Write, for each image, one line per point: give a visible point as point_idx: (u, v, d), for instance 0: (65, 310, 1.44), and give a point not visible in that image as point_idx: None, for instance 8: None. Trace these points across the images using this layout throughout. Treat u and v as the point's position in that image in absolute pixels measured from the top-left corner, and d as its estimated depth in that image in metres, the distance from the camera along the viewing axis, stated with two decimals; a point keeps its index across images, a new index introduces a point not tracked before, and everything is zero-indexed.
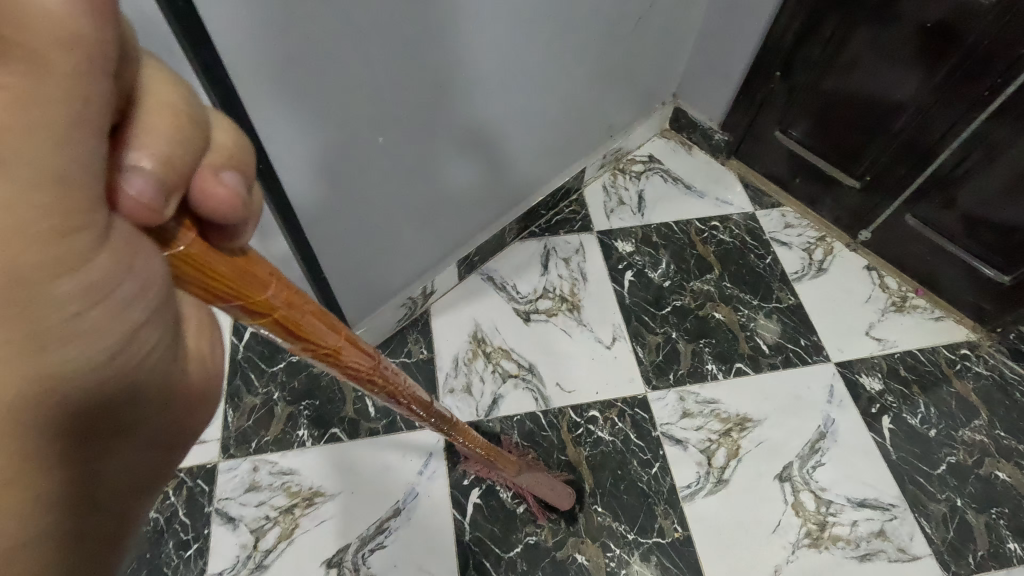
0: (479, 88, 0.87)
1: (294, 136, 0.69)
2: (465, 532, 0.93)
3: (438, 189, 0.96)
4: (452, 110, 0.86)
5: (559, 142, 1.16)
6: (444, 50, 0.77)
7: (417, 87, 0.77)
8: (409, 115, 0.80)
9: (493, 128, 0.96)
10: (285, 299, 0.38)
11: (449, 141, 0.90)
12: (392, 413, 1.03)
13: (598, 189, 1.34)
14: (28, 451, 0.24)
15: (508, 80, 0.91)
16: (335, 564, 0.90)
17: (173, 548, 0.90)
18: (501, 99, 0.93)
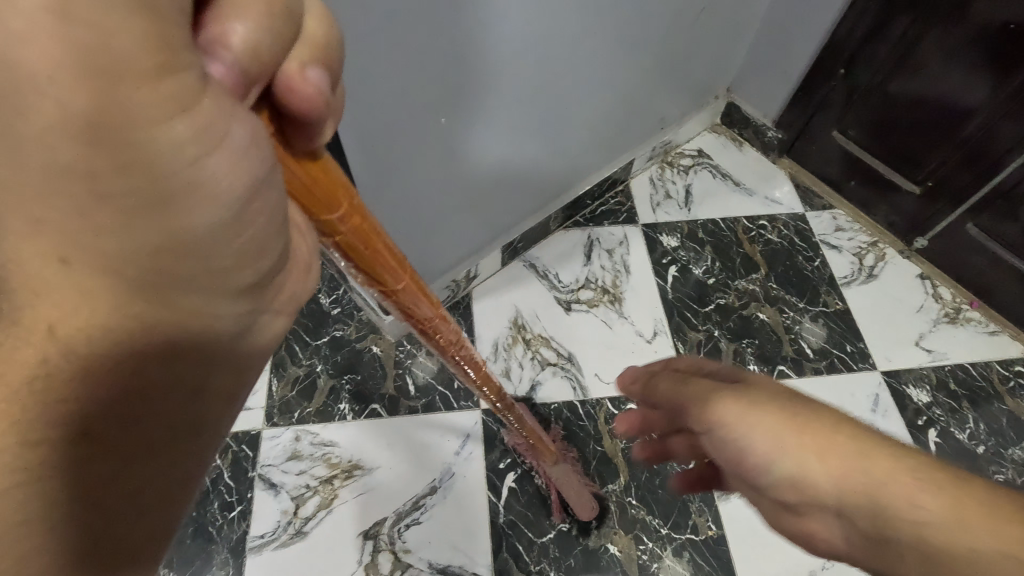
0: (538, 73, 0.87)
1: (360, 113, 0.70)
2: (500, 515, 0.94)
3: (489, 172, 0.97)
4: (510, 94, 0.86)
5: (609, 132, 1.15)
6: (508, 33, 0.77)
7: (479, 68, 0.77)
8: (469, 97, 0.80)
9: (547, 114, 0.96)
10: (353, 222, 0.41)
11: (504, 125, 0.90)
12: (431, 393, 1.04)
13: (644, 182, 1.32)
14: (128, 278, 0.28)
15: (566, 66, 0.90)
16: (371, 536, 0.92)
17: (218, 508, 0.93)
18: (558, 84, 0.92)
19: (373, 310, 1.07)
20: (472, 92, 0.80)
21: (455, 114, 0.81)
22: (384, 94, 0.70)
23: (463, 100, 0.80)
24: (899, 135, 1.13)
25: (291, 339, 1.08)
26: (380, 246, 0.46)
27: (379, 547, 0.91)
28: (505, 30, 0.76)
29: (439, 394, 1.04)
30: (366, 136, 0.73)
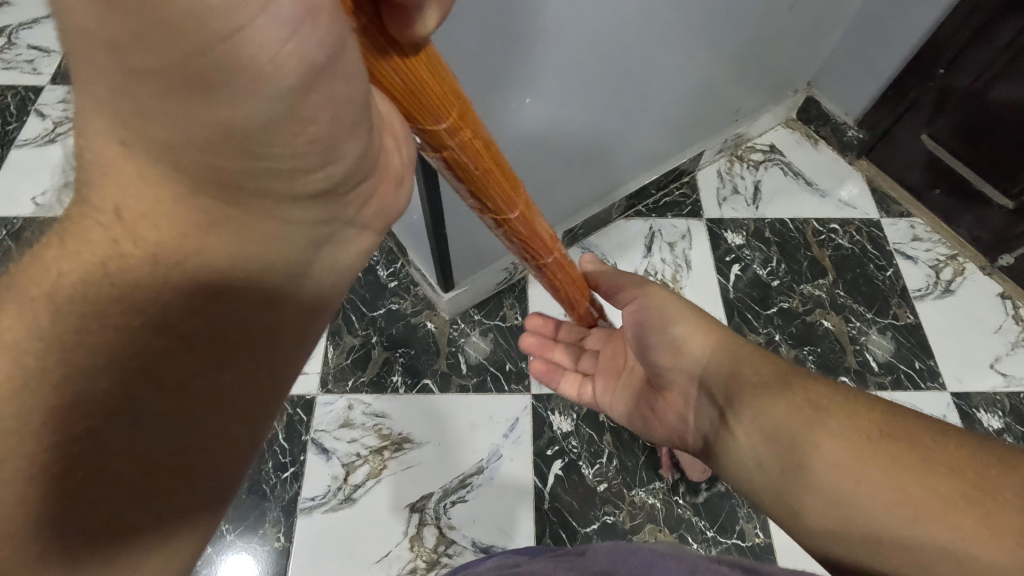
0: (623, 57, 0.84)
1: None
2: (545, 501, 0.95)
3: (561, 156, 0.95)
4: (592, 77, 0.83)
5: (682, 122, 1.11)
6: (600, 15, 0.74)
7: (566, 47, 0.74)
8: (553, 78, 0.78)
9: (626, 99, 0.93)
10: (455, 124, 0.41)
11: (581, 109, 0.88)
12: (483, 373, 1.04)
13: (711, 175, 1.28)
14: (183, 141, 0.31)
15: (652, 49, 0.86)
16: (417, 509, 0.93)
17: (272, 468, 0.96)
18: (640, 69, 0.88)
19: (430, 286, 1.07)
20: (556, 74, 0.78)
21: (536, 95, 0.79)
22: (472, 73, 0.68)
23: (546, 82, 0.78)
24: (997, 144, 1.05)
25: (348, 309, 1.09)
26: (495, 164, 0.47)
27: (425, 521, 0.92)
28: (598, 11, 0.73)
29: (491, 374, 1.04)
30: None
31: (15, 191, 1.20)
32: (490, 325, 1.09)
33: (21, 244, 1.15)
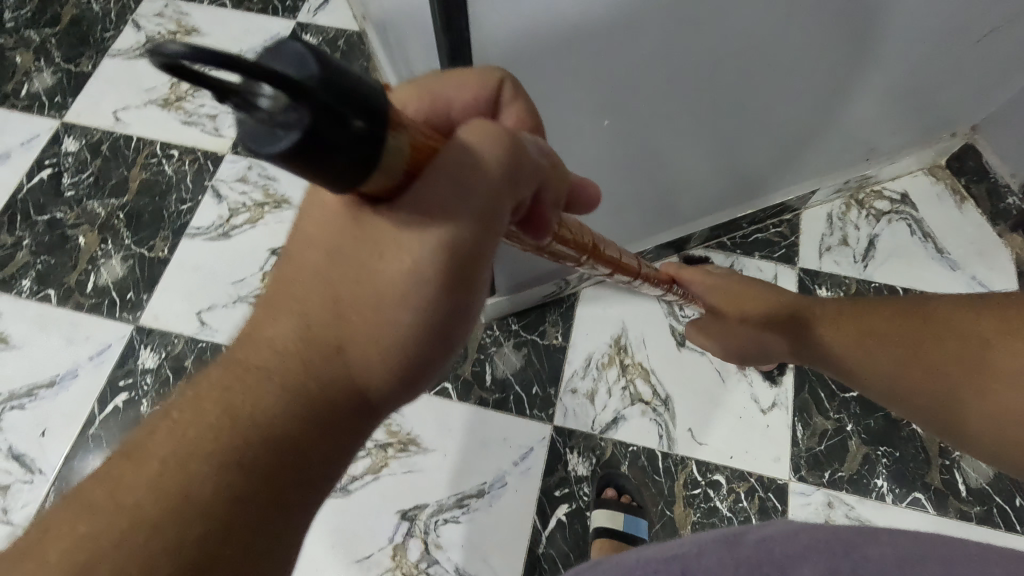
0: (735, 85, 0.69)
1: None
2: (539, 544, 0.88)
3: (636, 176, 0.83)
4: (693, 101, 0.70)
5: (793, 159, 0.94)
6: (711, 38, 0.59)
7: (669, 65, 0.62)
8: (645, 97, 0.66)
9: (734, 127, 0.78)
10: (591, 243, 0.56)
11: (669, 133, 0.75)
12: (506, 390, 0.97)
13: (818, 217, 1.10)
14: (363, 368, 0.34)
15: (780, 77, 0.70)
16: (408, 517, 0.90)
17: None
18: (758, 97, 0.73)
19: None
20: (642, 94, 0.65)
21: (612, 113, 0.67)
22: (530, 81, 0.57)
23: (628, 99, 0.65)
24: None
25: None
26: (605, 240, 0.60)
27: (413, 532, 0.89)
28: (719, 30, 0.59)
29: (514, 394, 0.97)
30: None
31: (100, 101, 1.22)
32: (526, 339, 1.00)
33: (97, 157, 1.18)
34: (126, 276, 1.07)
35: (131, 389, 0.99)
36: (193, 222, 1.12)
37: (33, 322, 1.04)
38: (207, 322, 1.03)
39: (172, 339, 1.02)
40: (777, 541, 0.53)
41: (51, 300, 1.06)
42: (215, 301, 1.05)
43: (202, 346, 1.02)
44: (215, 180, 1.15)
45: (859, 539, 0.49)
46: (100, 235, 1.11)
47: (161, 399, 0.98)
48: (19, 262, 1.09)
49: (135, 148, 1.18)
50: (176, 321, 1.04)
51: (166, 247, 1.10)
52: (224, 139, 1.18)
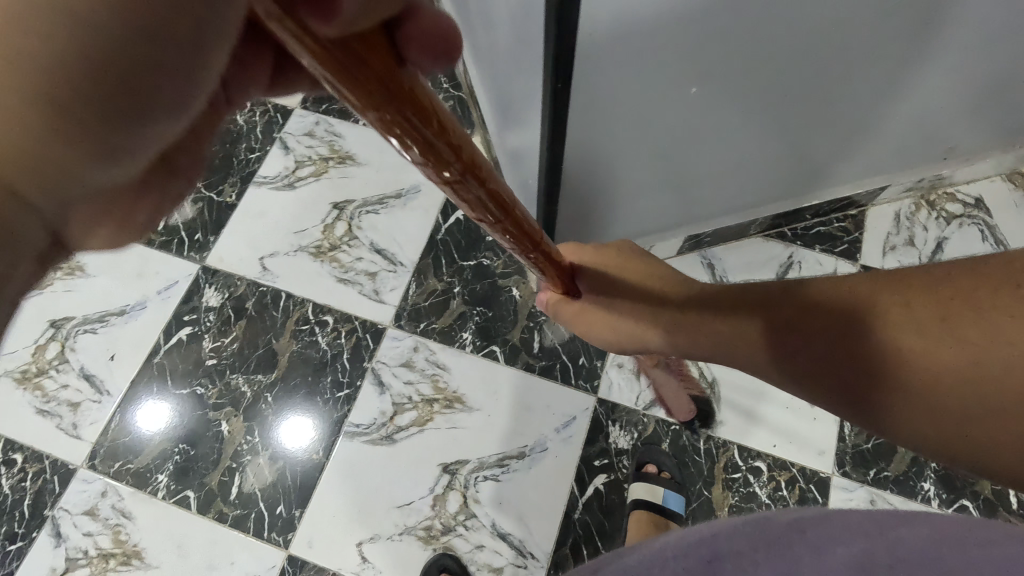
0: (827, 70, 0.68)
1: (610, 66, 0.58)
2: (576, 510, 0.90)
3: (709, 155, 0.82)
4: (782, 80, 0.68)
5: (867, 152, 0.92)
6: (817, 20, 0.58)
7: (770, 40, 0.60)
8: (736, 73, 0.64)
9: (817, 111, 0.76)
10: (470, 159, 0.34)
11: (752, 117, 0.74)
12: (553, 359, 0.98)
13: (885, 215, 1.07)
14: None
15: (875, 59, 0.68)
16: (449, 471, 0.92)
17: (329, 383, 0.98)
18: (851, 80, 0.71)
19: None
20: (735, 74, 0.64)
21: (701, 92, 0.66)
22: (631, 59, 0.57)
23: (719, 80, 0.65)
24: None
25: (441, 250, 1.06)
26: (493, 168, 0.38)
27: (453, 485, 0.91)
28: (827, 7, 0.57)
29: (561, 363, 0.98)
30: (590, 99, 0.63)
31: None
32: None
33: None
34: (195, 218, 1.11)
35: (194, 325, 1.03)
36: (260, 171, 1.14)
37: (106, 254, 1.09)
38: (269, 268, 1.06)
39: (234, 280, 1.06)
40: (805, 524, 0.52)
41: None
42: (277, 248, 1.08)
43: (262, 290, 1.05)
44: (283, 131, 1.17)
45: (888, 523, 0.48)
46: None
47: (222, 336, 1.02)
48: None
49: None
50: (239, 264, 1.07)
51: (233, 193, 1.13)
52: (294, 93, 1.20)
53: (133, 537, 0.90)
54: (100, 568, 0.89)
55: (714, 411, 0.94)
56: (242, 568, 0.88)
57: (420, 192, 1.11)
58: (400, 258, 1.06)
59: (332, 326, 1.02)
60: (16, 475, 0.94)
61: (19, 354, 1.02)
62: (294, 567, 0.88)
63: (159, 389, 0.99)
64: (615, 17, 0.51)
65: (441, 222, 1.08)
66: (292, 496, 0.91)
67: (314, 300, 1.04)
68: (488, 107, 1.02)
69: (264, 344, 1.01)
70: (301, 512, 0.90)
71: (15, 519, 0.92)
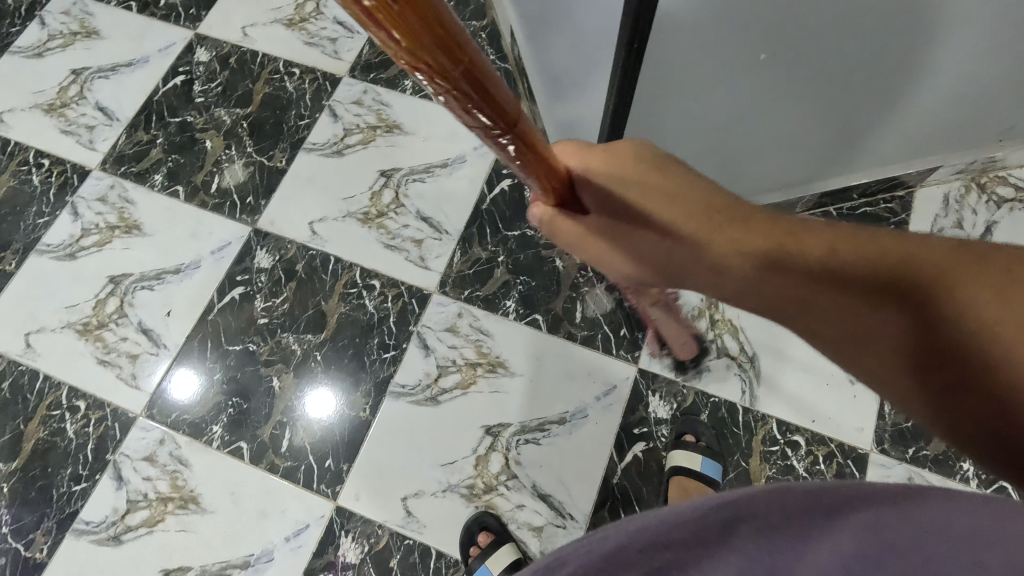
0: (899, 48, 0.67)
1: (683, 33, 0.58)
2: (615, 475, 0.92)
3: (765, 129, 0.82)
4: (852, 53, 0.67)
5: (922, 132, 0.91)
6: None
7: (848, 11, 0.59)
8: (807, 44, 0.63)
9: (882, 86, 0.75)
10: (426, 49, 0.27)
11: (814, 91, 0.73)
12: (595, 329, 1.00)
13: (933, 198, 1.07)
14: None
15: (948, 32, 0.67)
16: (492, 433, 0.95)
17: (376, 345, 1.01)
18: (921, 54, 0.70)
19: None
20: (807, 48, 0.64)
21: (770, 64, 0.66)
22: (705, 24, 0.57)
23: (789, 56, 0.64)
24: None
25: (486, 220, 1.08)
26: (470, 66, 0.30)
27: (495, 446, 0.94)
28: None
29: (603, 334, 0.99)
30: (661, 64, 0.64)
31: (230, 17, 1.28)
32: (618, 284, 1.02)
33: (226, 69, 1.24)
34: (246, 181, 1.14)
35: (247, 285, 1.06)
36: (310, 138, 1.17)
37: (161, 214, 1.13)
38: (318, 232, 1.09)
39: (285, 243, 1.09)
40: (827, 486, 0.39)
41: (180, 196, 1.14)
42: (326, 213, 1.10)
43: (312, 254, 1.08)
44: (331, 99, 1.19)
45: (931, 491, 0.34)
46: (225, 141, 1.18)
47: (273, 296, 1.05)
48: (152, 158, 1.17)
49: (259, 64, 1.24)
50: (290, 228, 1.10)
51: (284, 158, 1.15)
52: (343, 62, 1.22)
53: (189, 484, 0.94)
54: (159, 511, 0.93)
55: (705, 356, 0.97)
56: (292, 517, 0.92)
57: (466, 162, 1.12)
58: (446, 226, 1.08)
59: (379, 291, 1.05)
60: (80, 421, 0.99)
61: (80, 307, 1.06)
62: (342, 518, 0.91)
63: (213, 345, 1.03)
64: None
65: (487, 192, 1.10)
66: (341, 451, 0.95)
67: (361, 265, 1.06)
68: (538, 80, 1.02)
69: (314, 306, 1.04)
70: (348, 467, 0.94)
71: (80, 461, 0.97)
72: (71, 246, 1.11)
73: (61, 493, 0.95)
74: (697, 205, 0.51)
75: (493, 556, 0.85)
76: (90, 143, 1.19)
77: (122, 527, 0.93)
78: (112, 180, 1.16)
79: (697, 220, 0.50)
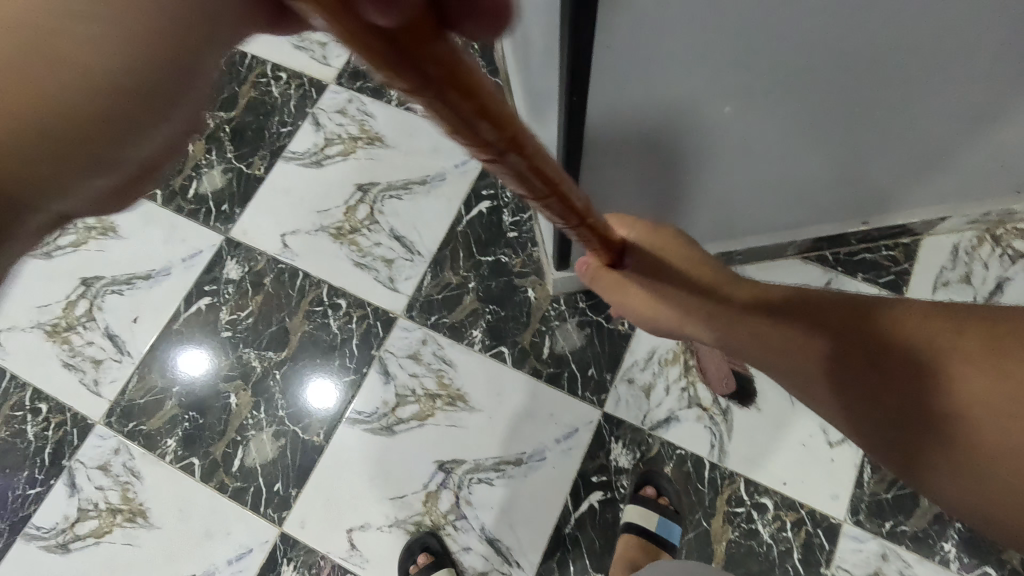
0: (897, 109, 0.59)
1: (633, 91, 0.50)
2: (567, 524, 0.88)
3: (751, 181, 0.73)
4: (843, 115, 0.58)
5: (933, 186, 0.82)
6: (903, 54, 0.49)
7: (832, 74, 0.50)
8: (786, 104, 0.55)
9: (881, 145, 0.67)
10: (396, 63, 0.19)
11: (802, 148, 0.65)
12: (562, 367, 0.95)
13: (941, 246, 0.99)
14: None
15: (958, 95, 0.58)
16: (445, 469, 0.92)
17: (337, 367, 0.99)
18: (927, 116, 0.61)
19: (547, 256, 0.97)
20: (788, 103, 0.55)
21: (745, 118, 0.57)
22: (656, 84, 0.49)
23: (764, 113, 0.56)
24: None
25: (460, 243, 1.04)
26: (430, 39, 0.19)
27: (447, 484, 0.91)
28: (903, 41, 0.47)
29: (569, 372, 0.95)
30: (618, 122, 0.56)
31: None
32: (591, 320, 0.97)
33: None
34: (223, 188, 1.12)
35: (214, 296, 1.05)
36: (291, 146, 1.13)
37: (138, 216, 1.12)
38: (290, 245, 1.07)
39: (255, 255, 1.06)
40: None
41: (157, 200, 1.13)
42: (299, 226, 1.08)
43: (281, 267, 1.05)
44: (316, 107, 1.15)
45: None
46: (206, 145, 1.16)
47: (238, 310, 1.03)
48: None
49: (247, 67, 1.20)
50: (262, 239, 1.07)
51: (263, 166, 1.13)
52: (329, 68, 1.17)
53: (139, 497, 0.94)
54: (107, 522, 0.93)
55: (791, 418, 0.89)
56: (237, 539, 0.90)
57: (445, 181, 1.08)
58: (419, 248, 1.04)
59: (345, 311, 1.02)
60: (41, 424, 0.99)
61: (52, 308, 1.07)
62: (285, 545, 0.90)
63: (177, 354, 1.02)
64: (638, 38, 0.42)
65: (463, 214, 1.06)
66: (291, 474, 0.93)
67: (330, 283, 1.04)
68: (520, 101, 0.97)
69: (278, 321, 1.02)
70: (297, 492, 0.92)
71: (37, 465, 0.97)
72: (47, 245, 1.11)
73: (16, 496, 0.95)
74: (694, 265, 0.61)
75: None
76: None
77: (70, 535, 0.93)
78: None
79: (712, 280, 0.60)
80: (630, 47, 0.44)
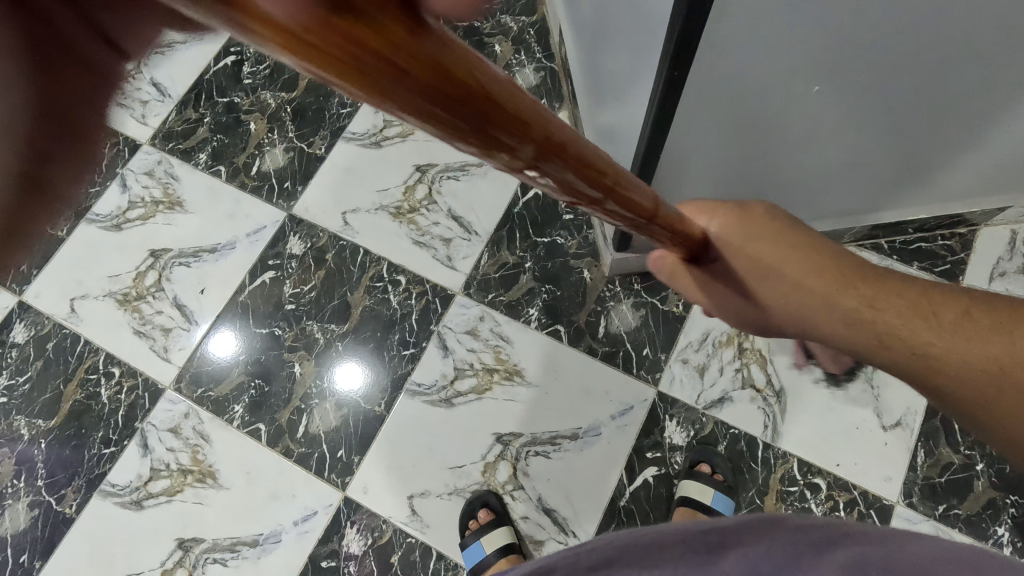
0: (982, 99, 0.59)
1: (729, 72, 0.51)
2: (622, 498, 0.91)
3: (823, 167, 0.74)
4: (928, 103, 0.59)
5: (1001, 176, 0.82)
6: (1003, 43, 0.49)
7: (929, 59, 0.51)
8: (875, 89, 0.56)
9: (958, 137, 0.67)
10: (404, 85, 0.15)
11: (881, 136, 0.66)
12: (617, 346, 0.97)
13: (998, 237, 0.99)
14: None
15: None
16: (502, 441, 0.95)
17: (397, 341, 1.02)
18: (1011, 105, 0.61)
19: (604, 237, 0.98)
20: (876, 90, 0.56)
21: (831, 102, 0.58)
22: (754, 64, 0.50)
23: (851, 98, 0.57)
24: None
25: (516, 223, 1.06)
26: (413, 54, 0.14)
27: (505, 455, 0.94)
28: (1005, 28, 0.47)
29: (624, 351, 0.97)
30: (707, 104, 0.57)
31: None
32: (646, 301, 0.99)
33: None
34: (285, 166, 1.15)
35: (278, 269, 1.08)
36: (350, 127, 1.16)
37: (203, 192, 1.15)
38: (350, 223, 1.10)
39: (317, 231, 1.10)
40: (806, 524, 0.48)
41: (221, 176, 1.16)
42: (360, 204, 1.11)
43: (343, 244, 1.08)
44: None
45: (890, 537, 0.43)
46: (268, 124, 1.19)
47: (302, 283, 1.07)
48: (199, 137, 1.20)
49: None
50: (323, 216, 1.11)
51: (323, 145, 1.15)
52: None
53: (209, 458, 0.98)
54: (179, 482, 0.97)
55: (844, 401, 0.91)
56: (303, 502, 0.94)
57: None
58: (476, 227, 1.07)
59: (404, 287, 1.05)
60: (114, 387, 1.04)
61: (122, 278, 1.11)
62: (349, 508, 0.93)
63: (243, 324, 1.05)
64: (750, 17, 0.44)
65: (519, 195, 1.07)
66: (353, 442, 0.97)
67: (389, 260, 1.07)
68: (582, 86, 0.98)
69: (339, 296, 1.06)
70: (359, 459, 0.96)
71: (111, 426, 1.02)
72: (117, 218, 1.15)
73: (91, 454, 1.00)
74: (804, 262, 0.50)
75: (488, 534, 0.88)
76: (142, 118, 1.22)
77: (144, 493, 0.98)
78: (160, 156, 1.19)
79: (830, 279, 0.49)
80: (741, 25, 0.45)
